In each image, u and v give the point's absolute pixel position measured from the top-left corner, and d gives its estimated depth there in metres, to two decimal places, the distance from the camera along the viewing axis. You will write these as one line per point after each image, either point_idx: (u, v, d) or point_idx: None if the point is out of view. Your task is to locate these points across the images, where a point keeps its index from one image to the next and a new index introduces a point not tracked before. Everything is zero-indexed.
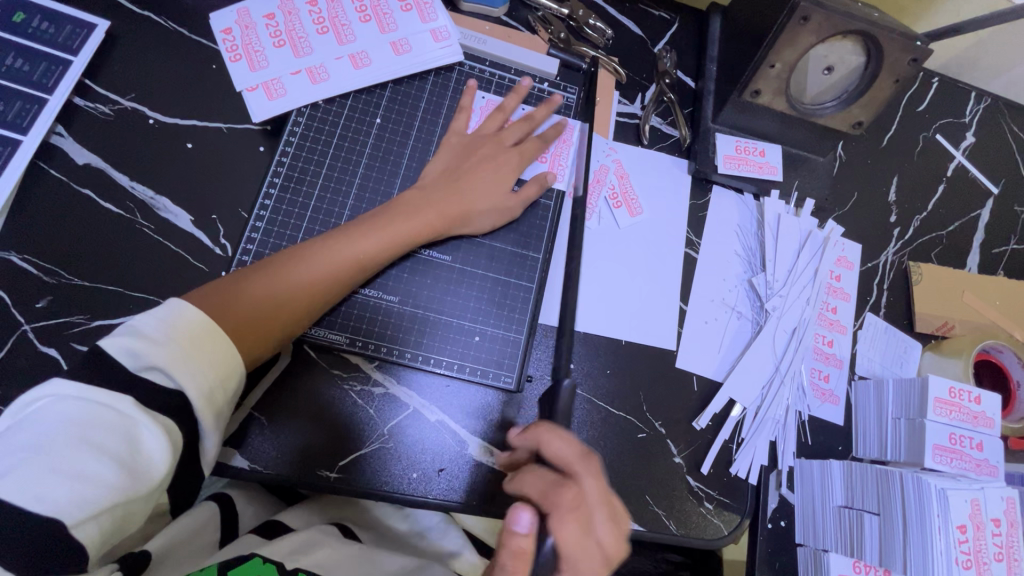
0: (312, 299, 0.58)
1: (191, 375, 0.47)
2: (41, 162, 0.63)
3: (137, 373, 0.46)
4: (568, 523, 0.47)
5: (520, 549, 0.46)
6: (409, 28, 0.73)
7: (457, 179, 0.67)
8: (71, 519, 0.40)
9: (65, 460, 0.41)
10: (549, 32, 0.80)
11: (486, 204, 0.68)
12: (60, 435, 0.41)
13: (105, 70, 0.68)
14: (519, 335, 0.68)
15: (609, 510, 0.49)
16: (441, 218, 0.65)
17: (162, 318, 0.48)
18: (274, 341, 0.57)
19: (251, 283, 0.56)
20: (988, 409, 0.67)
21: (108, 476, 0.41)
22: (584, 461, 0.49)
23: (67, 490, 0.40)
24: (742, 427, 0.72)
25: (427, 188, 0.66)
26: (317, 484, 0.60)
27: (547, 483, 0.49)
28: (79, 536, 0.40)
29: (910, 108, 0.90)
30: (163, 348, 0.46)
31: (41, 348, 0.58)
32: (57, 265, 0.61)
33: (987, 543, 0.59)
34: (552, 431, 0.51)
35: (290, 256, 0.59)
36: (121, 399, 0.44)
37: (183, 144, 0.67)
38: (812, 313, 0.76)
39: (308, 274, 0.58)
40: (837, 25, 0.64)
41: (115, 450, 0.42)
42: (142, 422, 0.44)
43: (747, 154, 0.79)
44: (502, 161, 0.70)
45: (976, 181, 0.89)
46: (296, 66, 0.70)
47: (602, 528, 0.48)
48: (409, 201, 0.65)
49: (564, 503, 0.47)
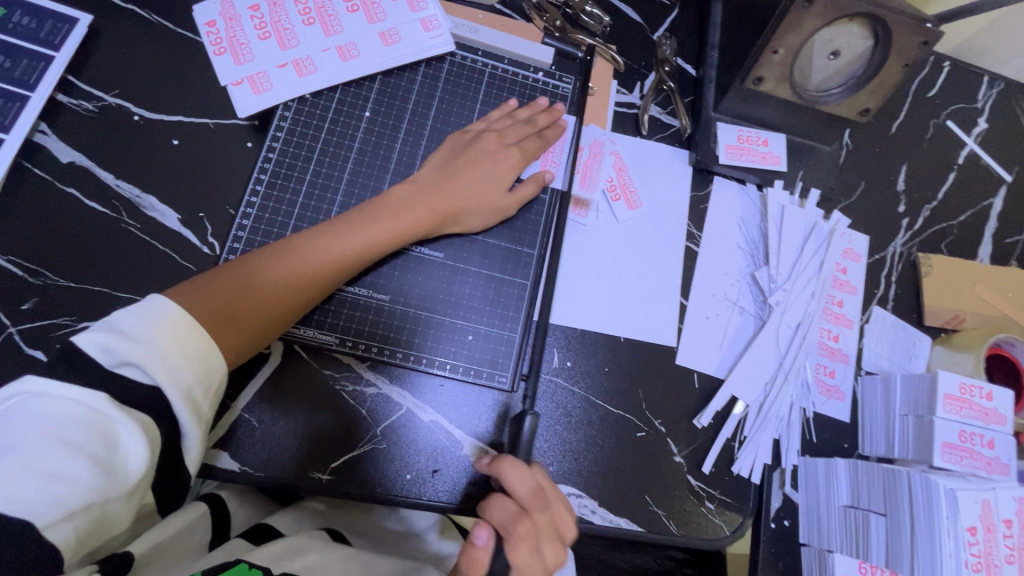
0: (298, 296, 0.57)
1: (171, 375, 0.46)
2: (25, 161, 0.62)
3: (112, 370, 0.45)
4: (519, 549, 0.50)
5: (478, 561, 0.49)
6: (399, 18, 0.71)
7: (451, 175, 0.66)
8: (43, 521, 0.39)
9: (38, 461, 0.40)
10: (545, 20, 0.77)
11: (479, 200, 0.66)
12: (36, 434, 0.40)
13: (89, 65, 0.66)
14: (514, 333, 0.66)
15: (555, 534, 0.52)
16: (433, 215, 0.63)
17: (140, 314, 0.47)
18: (258, 339, 0.55)
19: (235, 280, 0.54)
20: (1000, 405, 0.65)
21: (85, 477, 0.40)
22: (539, 492, 0.52)
23: (41, 491, 0.39)
24: (744, 425, 0.70)
25: (419, 185, 0.64)
26: (308, 486, 0.59)
27: (506, 512, 0.51)
28: (52, 538, 0.39)
29: (920, 94, 0.87)
30: (141, 345, 0.45)
31: (25, 350, 0.57)
32: (43, 266, 0.60)
33: (998, 545, 0.57)
34: (514, 462, 0.52)
35: (277, 250, 0.57)
36: (97, 397, 0.43)
37: (169, 140, 0.65)
38: (817, 306, 0.74)
39: (293, 271, 0.57)
40: (842, 8, 0.62)
41: (92, 450, 0.41)
42: (120, 421, 0.43)
43: (750, 144, 0.76)
44: (497, 159, 0.68)
45: (989, 169, 0.86)
46: (283, 59, 0.68)
47: (549, 552, 0.51)
48: (399, 196, 0.63)
49: (518, 532, 0.50)
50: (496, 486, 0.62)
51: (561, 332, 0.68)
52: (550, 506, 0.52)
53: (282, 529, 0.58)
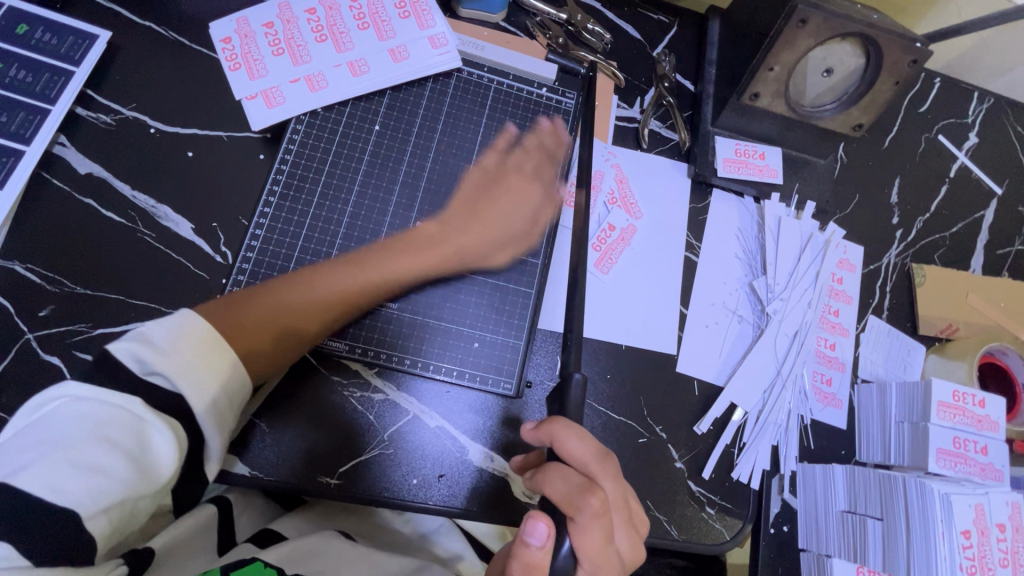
0: (324, 321, 0.60)
1: (198, 388, 0.47)
2: (44, 172, 0.64)
3: (142, 377, 0.46)
4: (590, 529, 0.46)
5: (536, 560, 0.44)
6: (408, 35, 0.73)
7: (478, 212, 0.70)
8: (86, 513, 0.40)
9: (79, 456, 0.41)
10: (547, 37, 0.80)
11: (494, 238, 0.70)
12: (76, 434, 0.42)
13: (107, 79, 0.68)
14: (518, 340, 0.68)
15: (624, 513, 0.50)
16: (457, 253, 0.68)
17: (170, 328, 0.48)
18: (282, 360, 0.57)
19: (266, 304, 0.57)
20: (993, 412, 0.66)
21: (122, 473, 0.42)
22: (602, 460, 0.50)
23: (83, 485, 0.40)
24: (743, 431, 0.71)
25: (447, 223, 0.69)
26: (317, 490, 0.60)
27: (571, 485, 0.48)
28: (91, 530, 0.40)
29: (911, 109, 0.89)
30: (171, 357, 0.47)
31: (43, 356, 0.58)
32: (60, 275, 0.61)
33: (992, 549, 0.58)
34: (569, 428, 0.50)
35: (303, 278, 0.61)
36: (132, 400, 0.44)
37: (184, 152, 0.67)
38: (814, 315, 0.76)
39: (320, 298, 0.60)
40: (835, 28, 0.64)
41: (128, 448, 0.43)
42: (153, 423, 0.44)
43: (747, 157, 0.79)
44: (508, 184, 0.72)
45: (979, 182, 0.89)
46: (295, 73, 0.70)
47: (623, 538, 0.49)
48: (425, 239, 0.67)
49: (590, 509, 0.46)
50: (502, 491, 0.63)
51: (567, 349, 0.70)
52: (613, 476, 0.50)
53: (292, 531, 0.59)
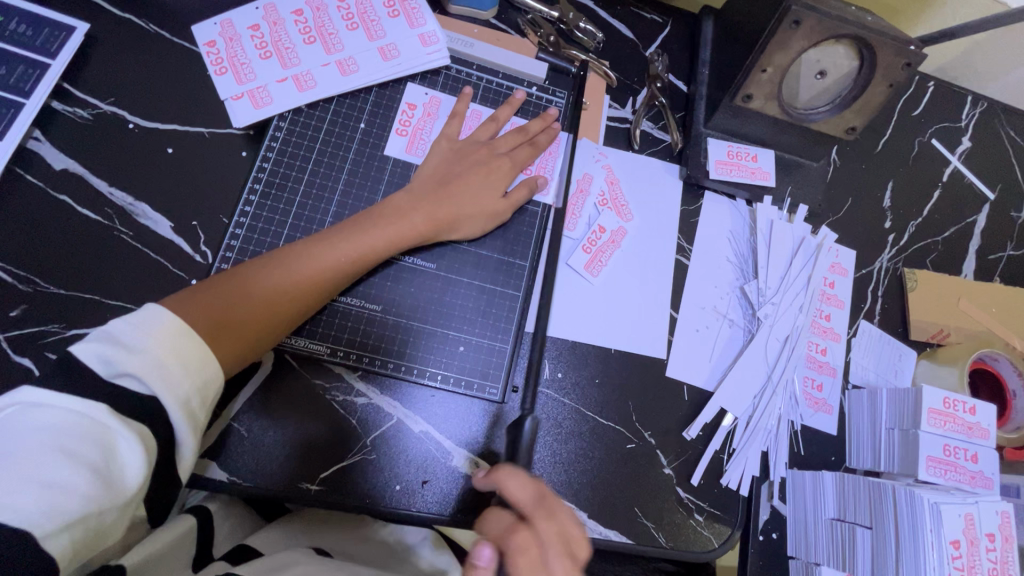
0: (288, 310, 0.56)
1: (168, 387, 0.45)
2: (18, 168, 0.62)
3: (111, 381, 0.44)
4: (520, 560, 0.46)
5: None
6: (397, 33, 0.72)
7: (447, 183, 0.66)
8: (42, 531, 0.38)
9: (38, 469, 0.39)
10: (539, 35, 0.78)
11: (455, 212, 0.65)
12: (35, 445, 0.40)
13: (84, 72, 0.67)
14: (505, 344, 0.67)
15: (564, 549, 0.48)
16: (431, 220, 0.64)
17: (139, 325, 0.46)
18: (250, 353, 0.55)
19: (228, 304, 0.53)
20: (983, 420, 0.66)
21: (83, 485, 0.40)
22: (538, 501, 0.50)
23: (39, 500, 0.39)
24: (732, 437, 0.70)
25: (413, 192, 0.64)
26: (298, 497, 0.59)
27: (504, 524, 0.49)
28: (49, 548, 0.39)
29: (906, 112, 0.89)
30: (141, 357, 0.45)
31: (13, 358, 0.56)
32: (33, 273, 0.59)
33: (981, 559, 0.57)
34: (509, 470, 0.51)
35: (266, 274, 0.56)
36: (95, 406, 0.43)
37: (163, 148, 0.66)
38: (805, 320, 0.75)
39: (284, 294, 0.56)
40: (829, 29, 0.63)
41: (92, 460, 0.41)
42: (122, 432, 0.43)
43: (740, 159, 0.78)
44: (475, 154, 0.69)
45: (972, 187, 0.88)
46: (426, 96, 0.72)
47: (559, 565, 0.47)
48: (355, 219, 0.61)
49: (514, 545, 0.47)
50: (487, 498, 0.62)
51: (553, 343, 0.69)
52: (553, 515, 0.50)
53: (270, 543, 0.57)
